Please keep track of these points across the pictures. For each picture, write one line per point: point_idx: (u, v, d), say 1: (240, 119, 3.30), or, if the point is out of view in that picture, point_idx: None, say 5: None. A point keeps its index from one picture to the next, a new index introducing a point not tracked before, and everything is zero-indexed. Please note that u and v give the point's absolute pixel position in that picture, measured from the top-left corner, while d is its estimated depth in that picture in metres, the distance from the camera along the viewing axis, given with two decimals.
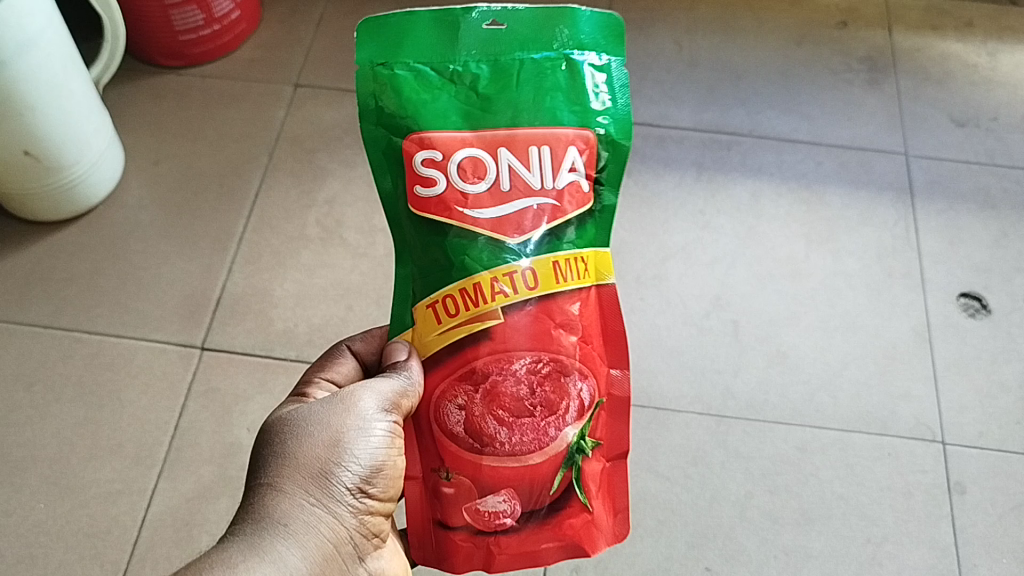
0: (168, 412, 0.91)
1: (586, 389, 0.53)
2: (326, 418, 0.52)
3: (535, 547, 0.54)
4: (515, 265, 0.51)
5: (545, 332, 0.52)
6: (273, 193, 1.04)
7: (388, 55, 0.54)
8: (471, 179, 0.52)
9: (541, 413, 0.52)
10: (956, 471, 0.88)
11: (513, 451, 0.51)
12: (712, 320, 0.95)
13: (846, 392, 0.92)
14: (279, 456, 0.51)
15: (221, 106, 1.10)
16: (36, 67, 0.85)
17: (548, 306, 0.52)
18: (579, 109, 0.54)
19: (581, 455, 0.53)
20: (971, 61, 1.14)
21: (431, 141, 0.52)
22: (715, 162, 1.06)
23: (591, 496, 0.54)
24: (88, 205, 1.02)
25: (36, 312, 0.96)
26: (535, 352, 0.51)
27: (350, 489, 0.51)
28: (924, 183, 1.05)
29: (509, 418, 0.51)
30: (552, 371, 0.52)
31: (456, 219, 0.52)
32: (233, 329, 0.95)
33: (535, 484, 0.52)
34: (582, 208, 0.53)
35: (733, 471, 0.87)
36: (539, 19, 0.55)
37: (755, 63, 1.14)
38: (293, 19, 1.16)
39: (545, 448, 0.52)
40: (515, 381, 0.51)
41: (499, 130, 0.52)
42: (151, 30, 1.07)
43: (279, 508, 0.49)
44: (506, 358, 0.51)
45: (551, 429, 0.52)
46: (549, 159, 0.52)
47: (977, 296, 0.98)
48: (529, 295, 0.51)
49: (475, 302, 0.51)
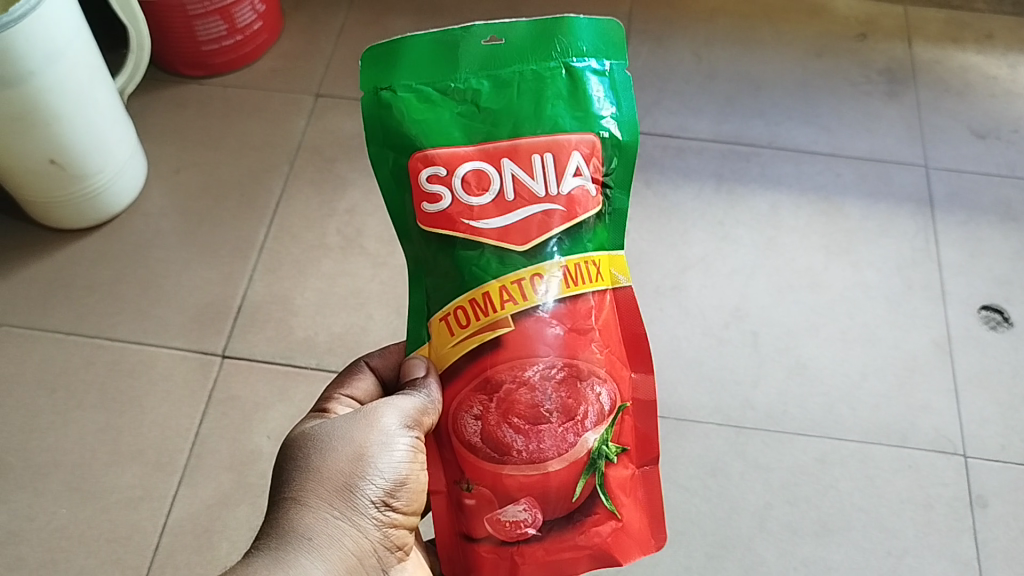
0: (188, 419, 0.91)
1: (606, 393, 0.52)
2: (349, 432, 0.53)
3: (560, 555, 0.53)
4: (523, 272, 0.51)
5: (557, 337, 0.51)
6: (294, 202, 1.04)
7: (390, 78, 0.55)
8: (476, 192, 0.52)
9: (559, 418, 0.51)
10: (978, 484, 0.87)
11: (532, 458, 0.51)
12: (731, 331, 0.95)
13: (865, 404, 0.91)
14: (303, 470, 0.52)
15: (242, 115, 1.11)
16: (63, 77, 0.86)
17: (561, 310, 0.51)
18: (581, 115, 0.54)
19: (606, 460, 0.52)
20: (991, 73, 1.14)
21: (434, 157, 0.52)
22: (734, 173, 1.06)
23: (619, 503, 0.54)
24: (111, 213, 1.03)
25: (59, 318, 0.97)
26: (549, 358, 0.51)
27: (373, 502, 0.52)
28: (944, 195, 1.05)
29: (525, 426, 0.50)
30: (568, 376, 0.51)
31: (462, 231, 0.52)
32: (254, 336, 0.95)
33: (554, 489, 0.51)
34: (591, 211, 0.53)
35: (753, 481, 0.87)
36: (537, 32, 0.56)
37: (774, 74, 1.14)
38: (314, 30, 1.17)
39: (565, 454, 0.51)
40: (530, 388, 0.50)
41: (501, 141, 0.52)
42: (173, 40, 1.08)
43: (303, 522, 0.50)
44: (519, 366, 0.50)
45: (570, 435, 0.51)
46: (552, 166, 0.52)
47: (998, 308, 0.97)
48: (539, 300, 0.51)
49: (484, 311, 0.51)
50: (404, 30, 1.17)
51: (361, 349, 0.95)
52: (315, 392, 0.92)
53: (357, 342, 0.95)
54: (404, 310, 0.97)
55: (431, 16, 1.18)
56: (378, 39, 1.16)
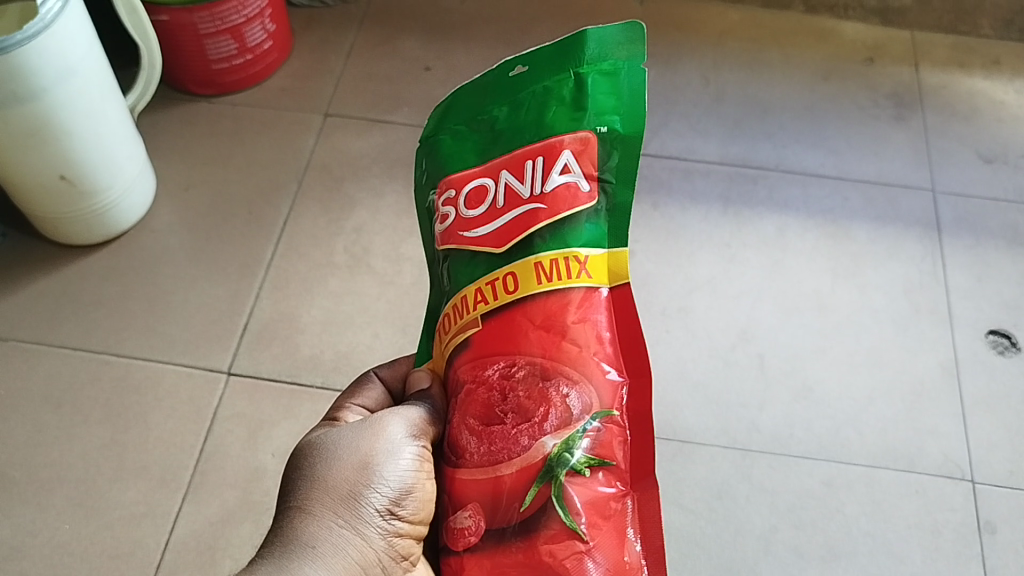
0: (193, 436, 0.91)
1: (574, 397, 0.48)
2: (355, 441, 0.53)
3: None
4: (499, 272, 0.51)
5: (521, 335, 0.49)
6: (302, 221, 1.05)
7: (435, 125, 0.59)
8: (473, 205, 0.53)
9: (513, 420, 0.48)
10: (986, 510, 0.86)
11: (483, 461, 0.48)
12: (737, 353, 0.95)
13: (872, 428, 0.91)
14: (310, 479, 0.52)
15: (253, 133, 1.12)
16: (75, 94, 0.86)
17: (530, 309, 0.50)
18: (579, 115, 0.53)
19: (566, 469, 0.47)
20: (998, 98, 1.15)
21: (449, 183, 0.55)
22: (740, 195, 1.06)
23: (583, 522, 0.46)
24: (119, 229, 1.03)
25: (66, 333, 0.97)
26: (510, 356, 0.49)
27: (379, 510, 0.51)
28: (952, 219, 1.04)
29: (480, 427, 0.49)
30: (527, 374, 0.49)
31: (460, 243, 0.53)
32: (260, 354, 0.95)
33: (500, 496, 0.47)
34: (578, 207, 0.51)
35: (758, 505, 0.87)
36: (557, 52, 0.56)
37: (781, 98, 1.15)
38: (324, 49, 1.18)
39: (516, 459, 0.47)
40: (488, 387, 0.49)
41: (502, 156, 0.54)
42: (184, 59, 1.08)
43: (308, 530, 0.50)
44: (481, 365, 0.50)
45: (524, 438, 0.48)
46: (540, 168, 0.52)
47: (1006, 333, 0.97)
48: (509, 299, 0.50)
49: (463, 314, 0.51)
50: (413, 51, 1.18)
51: (367, 368, 0.95)
52: (320, 410, 0.92)
53: (362, 361, 0.95)
54: (410, 330, 0.97)
55: (441, 39, 1.19)
56: (388, 60, 1.17)
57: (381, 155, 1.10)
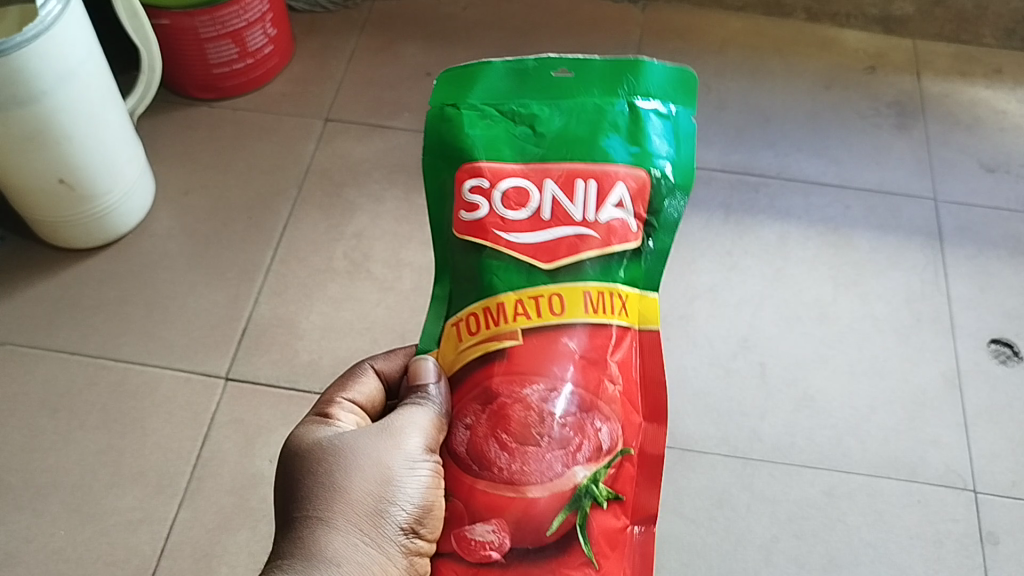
0: (190, 442, 0.90)
1: (604, 432, 0.48)
2: (378, 453, 0.51)
3: None
4: (543, 289, 0.50)
5: (564, 362, 0.49)
6: (302, 226, 1.04)
7: (459, 96, 0.56)
8: (514, 206, 0.51)
9: (549, 444, 0.47)
10: (988, 520, 0.86)
11: (511, 478, 0.46)
12: (738, 362, 0.95)
13: (873, 437, 0.90)
14: (332, 491, 0.51)
15: (253, 138, 1.11)
16: (74, 97, 0.86)
17: (576, 336, 0.49)
18: (636, 151, 0.54)
19: (592, 500, 0.47)
20: (1000, 107, 1.14)
21: (482, 169, 0.53)
22: (742, 204, 1.06)
23: (598, 551, 0.47)
24: (118, 233, 1.02)
25: (64, 338, 0.96)
26: (551, 381, 0.48)
27: (401, 528, 0.49)
28: (953, 229, 1.04)
29: (513, 444, 0.47)
30: (566, 403, 0.48)
31: (492, 241, 0.51)
32: (258, 360, 0.95)
33: (530, 520, 0.46)
34: (625, 243, 0.52)
35: (759, 514, 0.86)
36: (608, 69, 0.57)
37: (783, 106, 1.15)
38: (326, 55, 1.18)
39: (548, 484, 0.46)
40: (525, 407, 0.47)
41: (549, 164, 0.53)
42: (185, 63, 1.08)
43: (331, 545, 0.49)
44: (519, 382, 0.48)
45: (558, 464, 0.47)
46: (594, 193, 0.52)
47: (1008, 342, 0.96)
48: (554, 321, 0.49)
49: (495, 321, 0.50)
50: (415, 57, 1.18)
51: None
52: None
53: None
54: (410, 335, 0.97)
55: (443, 45, 1.19)
56: (388, 65, 1.17)
57: (382, 160, 1.09)
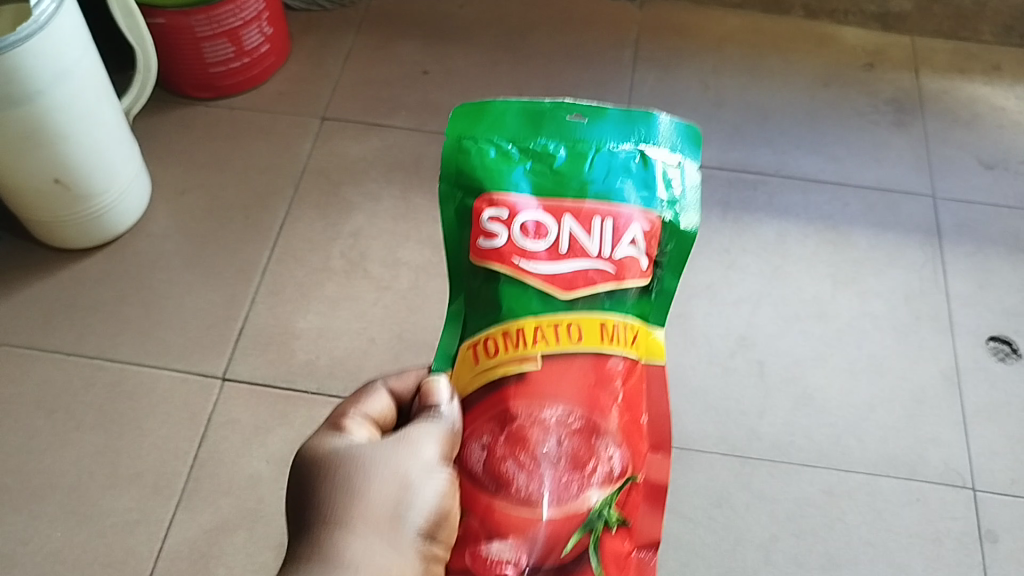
0: (187, 443, 0.90)
1: (618, 457, 0.48)
2: (392, 458, 0.48)
3: None
4: (561, 317, 0.50)
5: (582, 387, 0.49)
6: (299, 225, 1.04)
7: (475, 129, 0.57)
8: (532, 236, 0.52)
9: (566, 467, 0.47)
10: (987, 518, 0.86)
11: (527, 499, 0.46)
12: (737, 360, 0.94)
13: (872, 436, 0.90)
14: (346, 496, 0.47)
15: (250, 137, 1.11)
16: (70, 97, 0.86)
17: (593, 362, 0.50)
18: (648, 196, 0.55)
19: (604, 524, 0.47)
20: (999, 104, 1.14)
21: (501, 200, 0.53)
22: (740, 202, 1.06)
23: (608, 573, 0.47)
24: (114, 233, 1.02)
25: (60, 338, 0.96)
26: (569, 404, 0.48)
27: (420, 534, 0.46)
28: (952, 226, 1.04)
29: (530, 464, 0.47)
30: (584, 427, 0.48)
31: (511, 270, 0.51)
32: (255, 359, 0.95)
33: (543, 540, 0.46)
34: (638, 282, 0.52)
35: (758, 513, 0.86)
36: (621, 119, 0.58)
37: (781, 103, 1.14)
38: (322, 53, 1.18)
39: (562, 504, 0.46)
40: (543, 429, 0.48)
41: (566, 199, 0.53)
42: (181, 63, 1.08)
43: (349, 551, 0.46)
44: (537, 404, 0.48)
45: (574, 487, 0.47)
46: (611, 228, 0.52)
47: (1007, 340, 0.96)
48: (572, 349, 0.50)
49: (514, 347, 0.50)
50: (412, 55, 1.18)
51: (362, 374, 0.94)
52: (316, 417, 0.91)
53: (359, 366, 0.94)
54: (407, 335, 0.96)
55: (440, 44, 1.19)
56: (385, 64, 1.17)
57: (378, 159, 1.09)
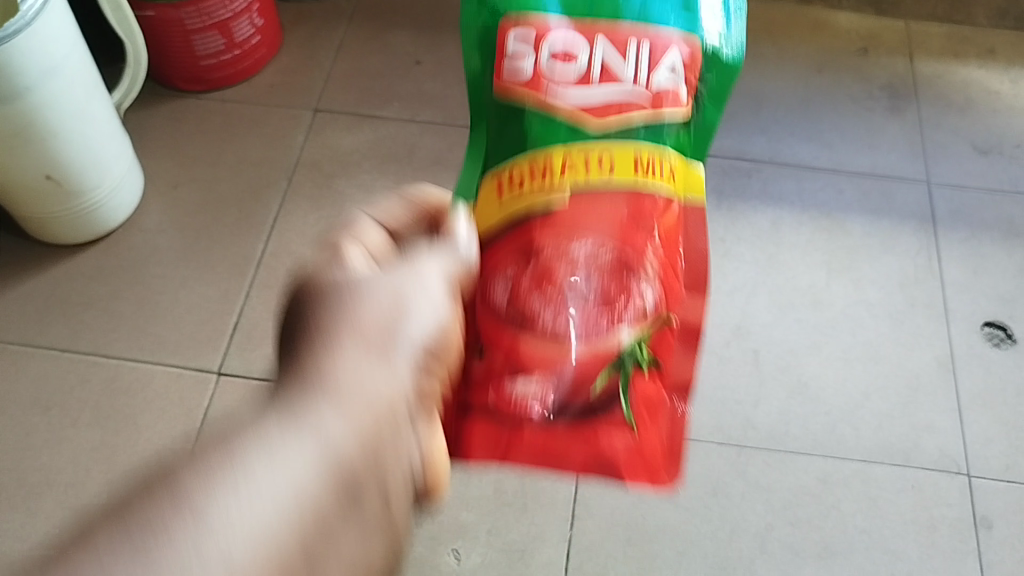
0: (184, 438, 0.90)
1: (648, 296, 0.54)
2: (386, 278, 0.46)
3: (562, 449, 0.53)
4: (595, 147, 0.55)
5: (610, 221, 0.54)
6: (292, 218, 1.04)
7: None
8: (566, 59, 0.56)
9: (594, 301, 0.53)
10: (982, 504, 0.86)
11: (556, 331, 0.53)
12: (732, 349, 0.95)
13: (867, 423, 0.90)
14: (335, 313, 0.44)
15: (242, 130, 1.11)
16: (60, 93, 0.85)
17: (625, 195, 0.55)
18: (687, 14, 0.58)
19: (635, 364, 0.53)
20: (994, 88, 1.14)
21: (531, 23, 0.56)
22: (734, 189, 1.05)
23: (637, 418, 0.54)
24: (107, 228, 1.02)
25: (55, 335, 0.96)
26: (598, 240, 0.54)
27: (412, 352, 0.45)
28: (947, 212, 1.04)
29: (557, 299, 0.53)
30: (612, 262, 0.54)
31: (544, 96, 0.56)
32: (250, 354, 0.95)
33: (572, 374, 0.52)
34: (675, 109, 0.56)
35: (754, 502, 0.86)
36: None
37: (775, 89, 1.14)
38: (314, 45, 1.18)
39: (590, 340, 0.53)
40: (572, 263, 0.53)
41: (600, 22, 0.57)
42: (172, 55, 1.07)
43: (335, 368, 0.42)
44: (568, 236, 0.54)
45: (603, 322, 0.53)
46: (647, 56, 0.56)
47: (1001, 325, 0.96)
48: (603, 180, 0.55)
49: (543, 176, 0.55)
50: (404, 45, 1.18)
51: None
52: None
53: None
54: None
55: (433, 34, 1.19)
56: (378, 55, 1.17)
57: (372, 150, 1.09)
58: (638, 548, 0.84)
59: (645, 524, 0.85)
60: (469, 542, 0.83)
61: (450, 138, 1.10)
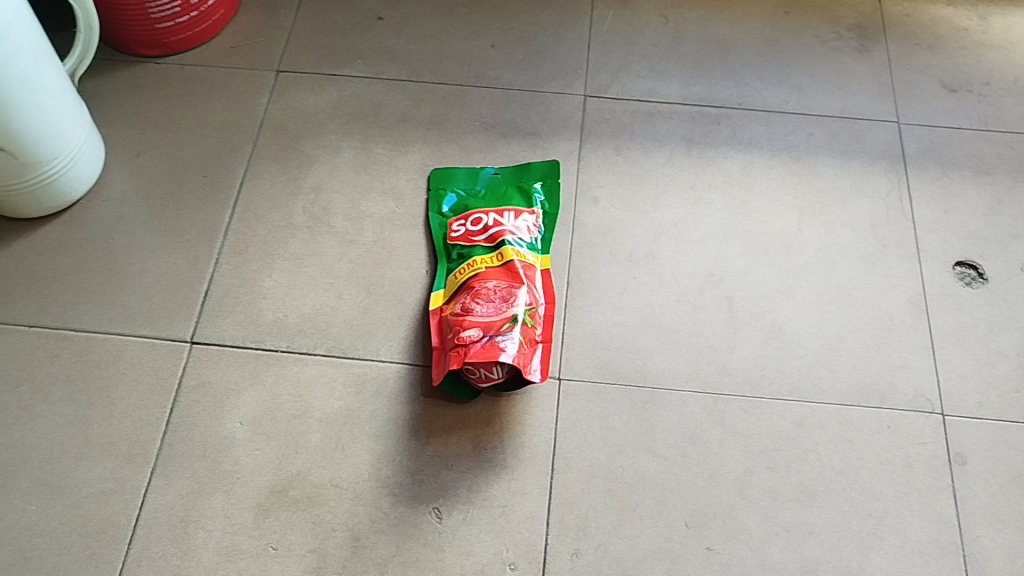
0: (159, 408, 0.88)
1: (525, 294, 0.89)
2: None
3: (512, 377, 0.87)
4: None
5: (506, 267, 0.91)
6: (258, 182, 1.02)
7: None
8: None
9: (501, 302, 0.87)
10: (955, 441, 0.87)
11: (487, 324, 0.85)
12: (705, 297, 0.94)
13: (843, 365, 0.91)
14: None
15: (203, 94, 1.08)
16: (6, 62, 0.83)
17: (514, 267, 0.91)
18: None
19: (525, 323, 0.87)
20: (962, 25, 1.13)
21: None
22: (704, 136, 1.05)
23: (537, 343, 0.87)
24: (68, 201, 1.00)
25: (22, 310, 0.94)
26: (499, 280, 0.90)
27: None
28: (917, 152, 1.04)
29: (479, 306, 0.87)
30: (502, 286, 0.89)
31: None
32: (222, 320, 0.93)
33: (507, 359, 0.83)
34: None
35: (732, 449, 0.86)
36: None
37: (742, 34, 1.13)
38: (274, 5, 1.16)
39: (500, 314, 0.86)
40: (479, 290, 0.89)
41: None
42: (127, 20, 1.05)
43: None
44: (484, 276, 0.91)
45: (506, 307, 0.86)
46: None
47: (972, 264, 0.97)
48: (529, 258, 0.93)
49: (484, 259, 0.93)
50: (366, 2, 1.16)
51: (332, 329, 0.93)
52: (287, 374, 0.90)
53: (328, 321, 0.93)
54: (375, 289, 0.95)
55: None
56: (340, 14, 1.15)
57: (336, 110, 1.07)
58: (618, 499, 0.84)
59: (624, 475, 0.85)
60: (450, 501, 0.83)
61: (416, 94, 1.08)
